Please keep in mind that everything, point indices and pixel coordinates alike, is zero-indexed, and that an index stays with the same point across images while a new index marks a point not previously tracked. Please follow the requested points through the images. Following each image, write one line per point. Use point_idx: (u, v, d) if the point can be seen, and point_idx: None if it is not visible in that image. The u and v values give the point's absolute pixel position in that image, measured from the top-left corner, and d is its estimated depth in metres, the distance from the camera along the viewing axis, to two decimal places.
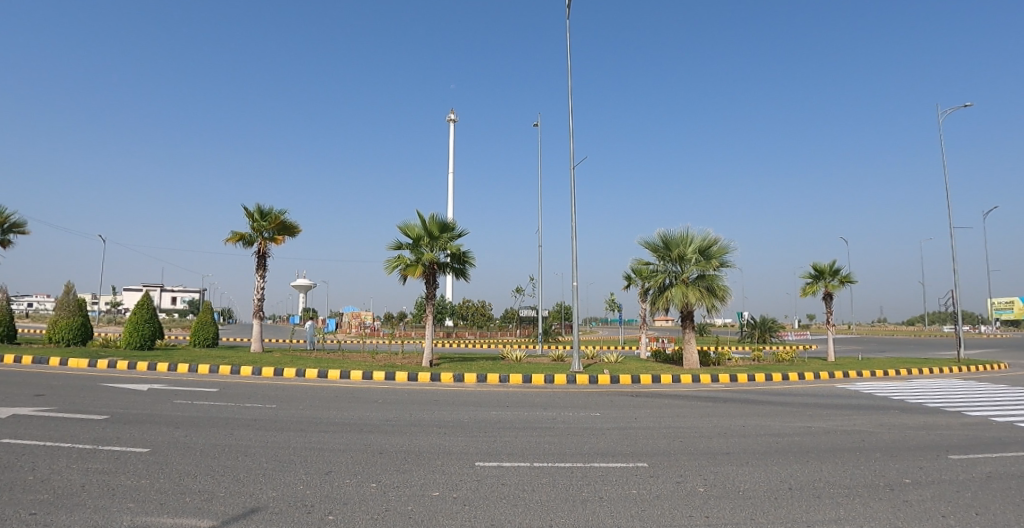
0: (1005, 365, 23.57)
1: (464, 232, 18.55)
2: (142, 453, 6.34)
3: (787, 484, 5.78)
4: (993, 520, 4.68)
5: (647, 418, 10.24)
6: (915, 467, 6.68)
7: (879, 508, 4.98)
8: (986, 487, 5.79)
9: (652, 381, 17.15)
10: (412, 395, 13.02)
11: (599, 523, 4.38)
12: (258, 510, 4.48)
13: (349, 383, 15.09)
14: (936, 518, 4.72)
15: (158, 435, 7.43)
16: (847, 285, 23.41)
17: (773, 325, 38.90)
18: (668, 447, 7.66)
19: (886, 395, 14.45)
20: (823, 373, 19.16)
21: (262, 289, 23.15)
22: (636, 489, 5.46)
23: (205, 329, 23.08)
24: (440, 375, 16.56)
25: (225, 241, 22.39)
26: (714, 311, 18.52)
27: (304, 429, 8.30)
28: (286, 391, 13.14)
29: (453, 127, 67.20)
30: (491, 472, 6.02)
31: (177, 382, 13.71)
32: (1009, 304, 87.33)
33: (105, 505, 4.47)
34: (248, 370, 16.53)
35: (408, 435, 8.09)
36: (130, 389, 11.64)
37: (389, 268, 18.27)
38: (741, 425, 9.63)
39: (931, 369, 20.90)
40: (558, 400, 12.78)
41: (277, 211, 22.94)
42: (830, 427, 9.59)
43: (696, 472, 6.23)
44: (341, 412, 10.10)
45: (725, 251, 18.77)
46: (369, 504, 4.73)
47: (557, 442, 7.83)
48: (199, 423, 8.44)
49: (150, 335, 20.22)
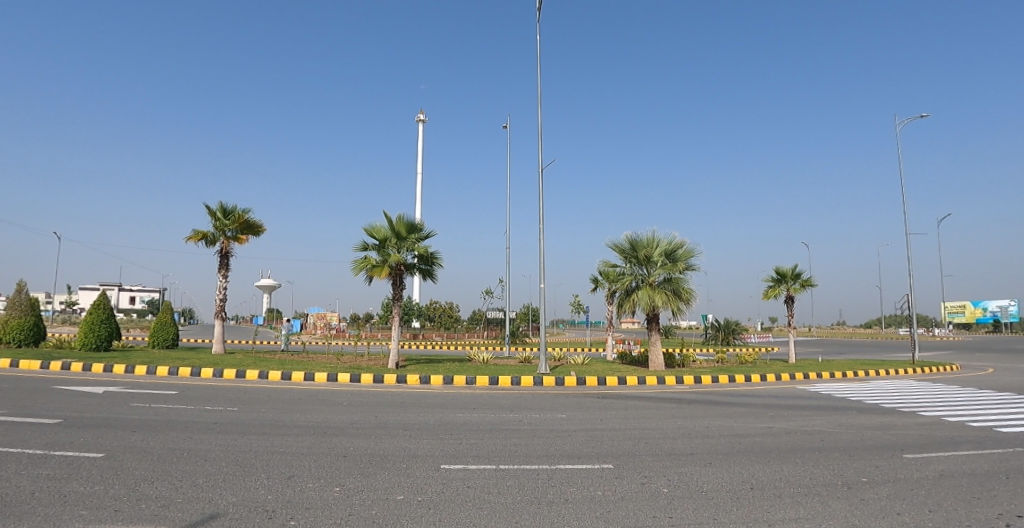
0: (955, 365, 24.77)
1: (434, 233, 18.48)
2: (96, 458, 6.09)
3: (748, 484, 5.91)
4: (945, 516, 4.89)
5: (613, 420, 10.36)
6: (872, 466, 6.92)
7: (838, 506, 5.12)
8: (938, 485, 6.06)
9: (618, 382, 17.38)
10: (379, 397, 12.84)
11: (564, 525, 4.41)
12: (217, 516, 4.35)
13: (314, 386, 14.79)
14: (891, 515, 4.92)
15: (115, 439, 7.15)
16: (808, 288, 24.14)
17: (738, 327, 40.17)
18: (634, 448, 7.78)
19: (845, 396, 14.97)
20: (786, 375, 19.73)
21: (225, 289, 22.62)
22: (602, 490, 5.51)
23: (166, 329, 22.30)
24: (407, 376, 16.40)
25: (186, 239, 21.80)
26: (679, 314, 18.86)
27: (266, 433, 8.09)
28: (249, 393, 12.75)
29: (422, 127, 66.24)
30: (456, 475, 5.96)
31: (135, 385, 13.17)
32: (963, 308, 91.28)
33: (56, 512, 4.27)
34: (210, 370, 16.07)
35: (374, 437, 7.98)
36: (85, 392, 11.16)
37: (355, 268, 18.10)
38: (705, 425, 9.81)
39: (887, 370, 21.80)
40: (526, 402, 12.78)
41: (242, 209, 22.39)
42: (792, 427, 9.86)
43: (660, 473, 6.33)
44: (305, 415, 9.89)
45: (691, 255, 19.16)
46: (331, 509, 4.64)
47: (523, 444, 7.85)
48: (159, 427, 8.17)
49: (107, 336, 19.45)
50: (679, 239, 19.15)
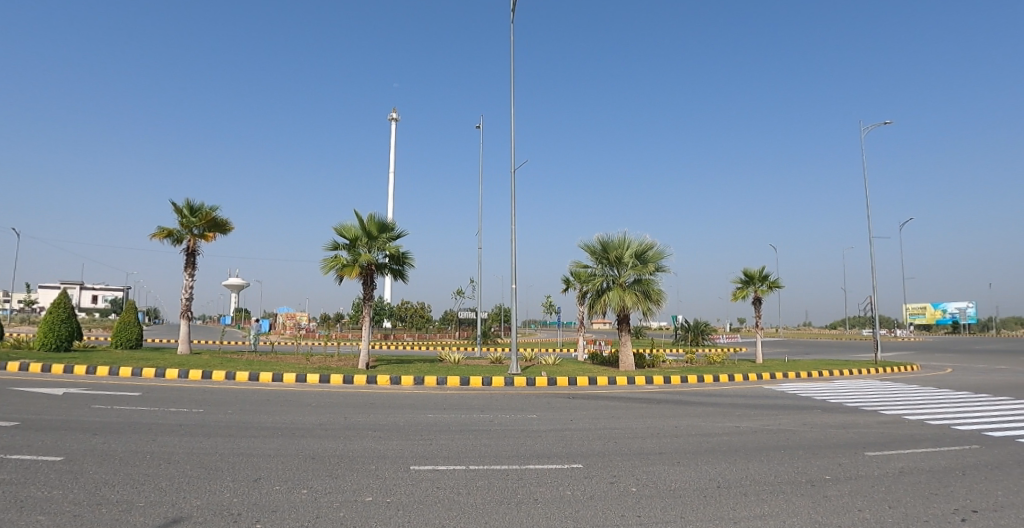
0: (915, 365, 25.65)
1: (405, 233, 18.36)
2: (54, 462, 5.88)
3: (715, 482, 6.04)
4: (902, 512, 5.08)
5: (583, 419, 10.44)
6: (834, 464, 7.14)
7: (801, 503, 5.28)
8: (897, 481, 6.29)
9: (588, 382, 17.53)
10: (349, 398, 12.68)
11: (534, 524, 4.44)
12: (180, 520, 4.24)
13: (282, 387, 14.54)
14: (852, 511, 5.09)
15: (74, 442, 6.92)
16: (775, 290, 24.73)
17: (707, 328, 40.89)
18: (604, 448, 7.86)
19: (810, 395, 15.39)
20: (753, 375, 20.18)
21: (191, 288, 22.06)
22: (571, 490, 5.56)
23: (129, 329, 21.62)
24: (377, 377, 16.24)
25: (151, 237, 21.19)
26: (649, 314, 19.13)
27: (232, 435, 7.93)
28: (215, 394, 12.46)
29: (396, 126, 65.62)
30: (427, 476, 5.94)
31: (95, 386, 12.74)
32: (922, 310, 94.53)
33: (11, 518, 4.11)
34: (173, 371, 15.64)
35: (343, 439, 7.89)
36: (43, 393, 10.75)
37: (325, 268, 17.85)
38: (673, 425, 9.99)
39: (850, 370, 22.47)
40: (498, 402, 12.79)
41: (209, 207, 21.87)
42: (757, 426, 10.09)
43: (629, 472, 6.42)
44: (273, 416, 9.72)
45: (660, 256, 19.45)
46: (298, 511, 4.58)
47: (494, 444, 7.86)
48: (121, 429, 7.93)
49: (67, 336, 18.77)
50: (649, 241, 19.41)
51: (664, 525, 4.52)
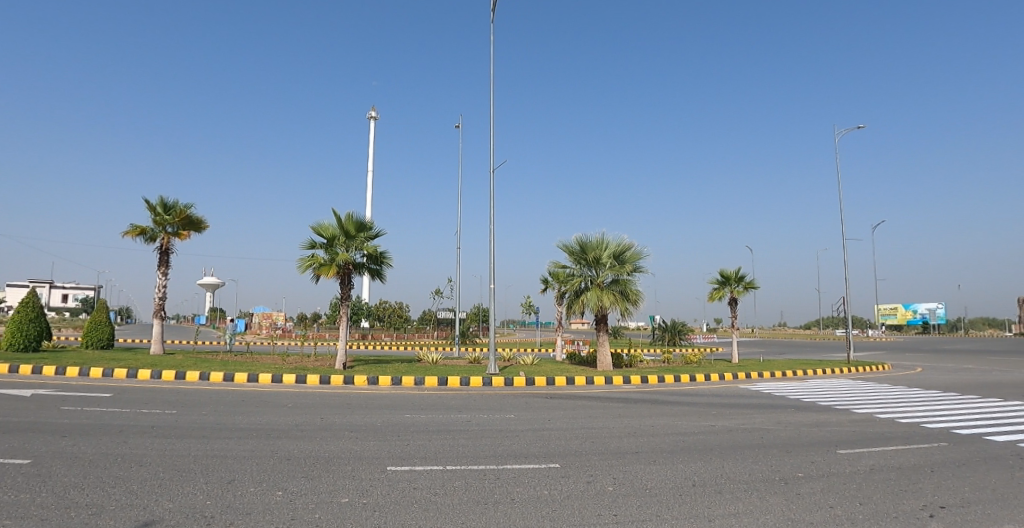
0: (886, 365, 26.25)
1: (384, 232, 18.26)
2: (20, 465, 5.72)
3: (691, 481, 6.14)
4: (871, 508, 5.21)
5: (561, 419, 10.50)
6: (807, 462, 7.30)
7: (774, 501, 5.39)
8: (867, 478, 6.46)
9: (566, 382, 17.63)
10: (326, 398, 12.56)
11: (511, 524, 4.46)
12: (151, 524, 4.17)
13: (257, 387, 14.34)
14: (824, 508, 5.22)
15: (42, 445, 6.74)
16: (751, 290, 25.13)
17: (685, 328, 41.37)
18: (582, 447, 7.91)
19: (784, 394, 15.68)
20: (729, 375, 20.47)
21: (164, 286, 21.62)
22: (548, 489, 5.60)
23: (100, 329, 21.10)
24: (354, 377, 16.11)
25: (122, 234, 20.72)
26: (627, 314, 19.32)
27: (206, 436, 7.80)
28: (188, 395, 12.23)
29: (375, 124, 65.02)
30: (404, 477, 5.92)
31: (63, 387, 12.42)
32: (893, 311, 96.92)
33: None
34: (145, 371, 15.31)
35: (319, 440, 7.82)
36: (9, 395, 10.44)
37: (302, 267, 17.65)
38: (650, 424, 10.10)
39: (823, 370, 22.92)
40: (476, 402, 12.79)
41: (184, 204, 21.45)
42: (732, 425, 10.27)
43: (606, 471, 6.48)
44: (248, 417, 9.58)
45: (638, 257, 19.64)
46: (272, 513, 4.54)
47: (472, 445, 7.86)
48: (90, 431, 7.76)
49: (35, 336, 18.25)
50: (627, 242, 19.58)
51: (640, 524, 4.58)
